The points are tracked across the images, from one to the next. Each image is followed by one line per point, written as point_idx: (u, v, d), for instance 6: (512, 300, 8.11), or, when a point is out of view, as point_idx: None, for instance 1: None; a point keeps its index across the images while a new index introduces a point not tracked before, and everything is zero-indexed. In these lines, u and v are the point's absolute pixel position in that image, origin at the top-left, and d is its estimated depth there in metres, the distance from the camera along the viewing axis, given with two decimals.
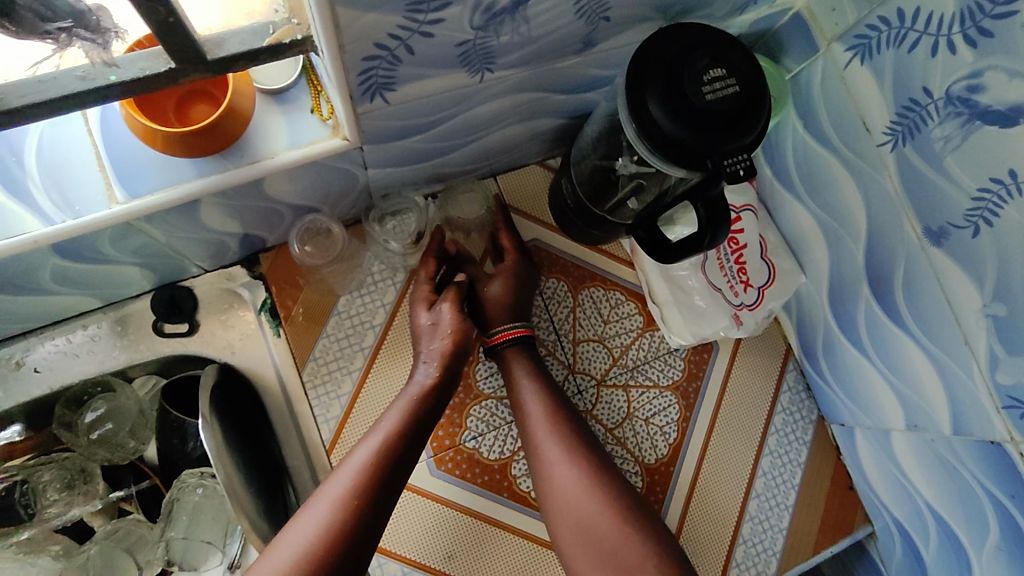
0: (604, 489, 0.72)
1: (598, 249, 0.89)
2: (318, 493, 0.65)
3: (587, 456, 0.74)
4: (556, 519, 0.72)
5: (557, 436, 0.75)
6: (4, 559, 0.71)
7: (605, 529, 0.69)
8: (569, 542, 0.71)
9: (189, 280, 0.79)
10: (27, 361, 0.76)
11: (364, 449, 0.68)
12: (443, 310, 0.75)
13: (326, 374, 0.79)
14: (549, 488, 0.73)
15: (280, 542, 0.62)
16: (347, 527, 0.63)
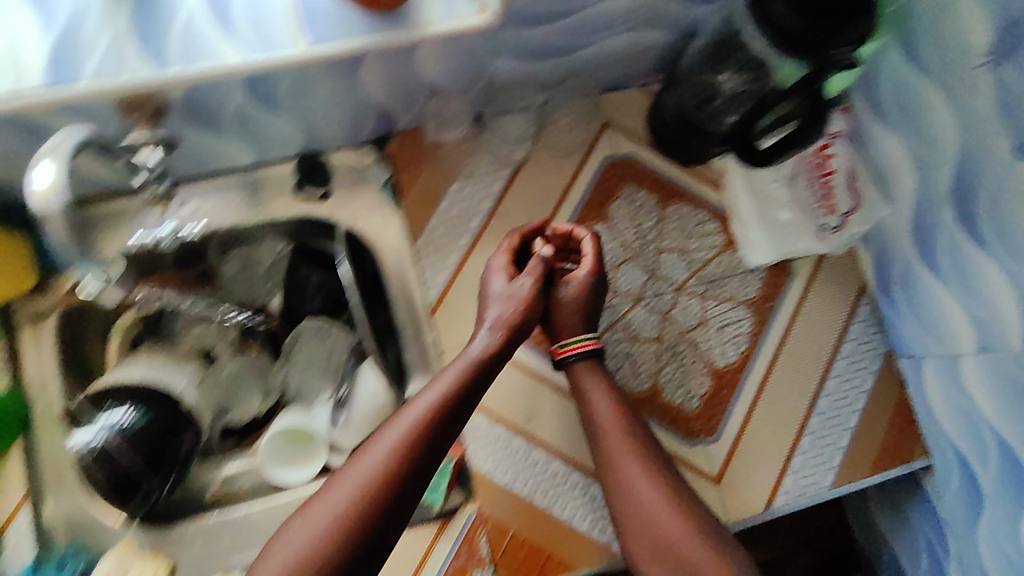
0: (679, 502, 0.76)
1: (689, 169, 0.95)
2: (370, 443, 0.66)
3: (659, 469, 0.78)
4: (630, 528, 0.76)
5: (632, 450, 0.79)
6: (157, 363, 0.82)
7: (680, 550, 0.73)
8: (645, 556, 0.74)
9: (326, 154, 0.90)
10: (188, 202, 0.86)
11: (424, 401, 0.69)
12: (522, 284, 0.80)
13: (436, 245, 0.89)
14: (626, 495, 0.77)
15: (329, 488, 0.64)
16: (397, 478, 0.64)
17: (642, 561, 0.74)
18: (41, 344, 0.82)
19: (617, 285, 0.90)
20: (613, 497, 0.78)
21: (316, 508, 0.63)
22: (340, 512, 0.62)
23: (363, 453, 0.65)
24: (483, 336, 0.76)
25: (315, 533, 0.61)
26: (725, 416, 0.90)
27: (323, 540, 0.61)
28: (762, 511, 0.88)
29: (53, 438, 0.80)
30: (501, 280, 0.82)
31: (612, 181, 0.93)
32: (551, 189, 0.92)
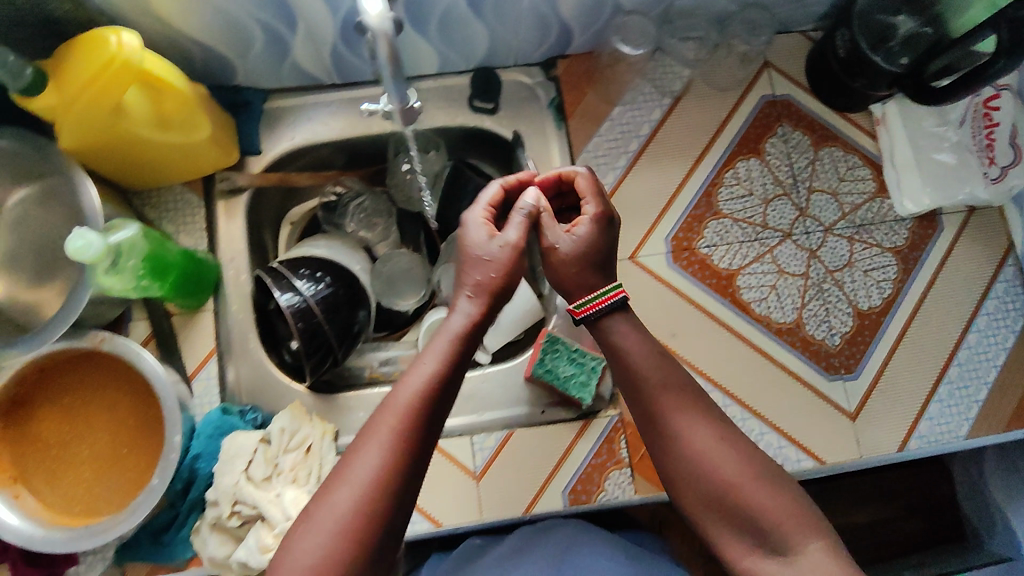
0: (735, 442, 0.65)
1: (844, 115, 0.96)
2: (359, 444, 0.58)
3: (709, 410, 0.67)
4: (682, 483, 0.65)
5: (681, 395, 0.67)
6: (334, 241, 0.90)
7: (742, 493, 0.62)
8: (699, 504, 0.64)
9: (497, 70, 0.94)
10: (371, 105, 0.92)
11: (412, 383, 0.61)
12: (505, 241, 0.68)
13: (595, 165, 0.92)
14: (676, 445, 0.66)
15: (325, 501, 0.56)
16: (395, 479, 0.57)
17: (696, 511, 0.64)
18: (233, 218, 0.88)
19: (768, 219, 0.93)
20: (662, 455, 0.67)
21: (316, 522, 0.56)
22: (343, 527, 0.55)
23: (355, 454, 0.58)
24: (461, 310, 0.65)
25: (320, 553, 0.54)
26: (866, 355, 0.91)
27: (331, 557, 0.54)
28: (896, 452, 0.89)
29: (239, 304, 0.87)
30: (477, 232, 0.69)
31: (769, 119, 0.95)
32: (709, 122, 0.94)
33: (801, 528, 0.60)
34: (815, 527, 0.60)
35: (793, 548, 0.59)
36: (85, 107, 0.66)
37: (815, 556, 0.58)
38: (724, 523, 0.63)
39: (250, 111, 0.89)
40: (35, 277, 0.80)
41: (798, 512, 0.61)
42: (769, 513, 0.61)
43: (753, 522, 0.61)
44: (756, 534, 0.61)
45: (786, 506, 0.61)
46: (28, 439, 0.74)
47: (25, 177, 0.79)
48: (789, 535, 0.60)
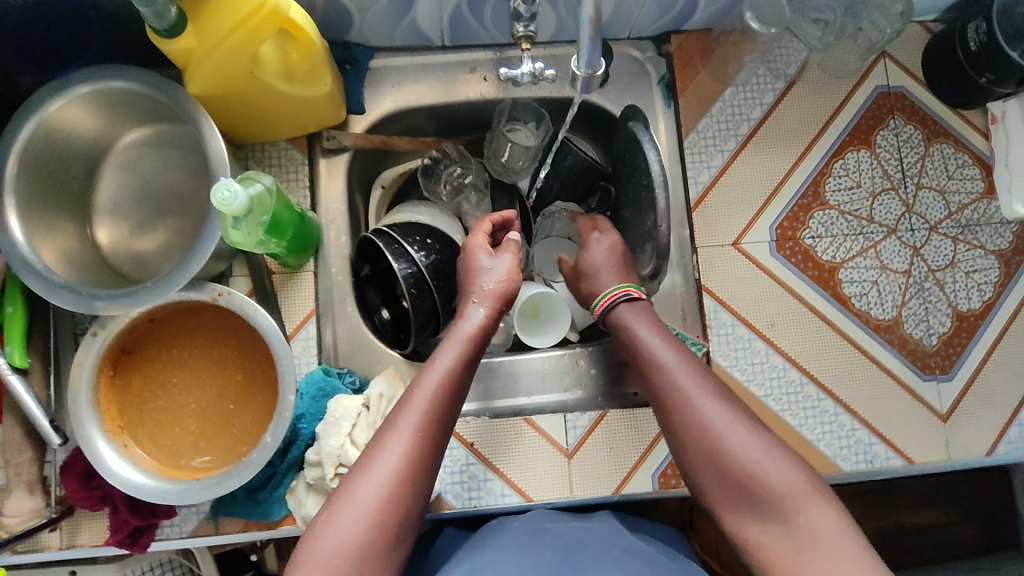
0: (740, 412, 0.66)
1: (958, 112, 0.94)
2: (384, 439, 0.63)
3: (718, 387, 0.69)
4: (687, 456, 0.66)
5: (690, 370, 0.70)
6: (434, 211, 0.89)
7: (745, 463, 0.62)
8: (704, 477, 0.65)
9: (608, 42, 0.92)
10: (479, 70, 0.91)
11: (430, 381, 0.66)
12: (503, 260, 0.78)
13: (703, 146, 0.90)
14: (682, 419, 0.67)
15: (352, 493, 0.60)
16: (416, 472, 0.62)
17: (702, 483, 0.65)
18: (334, 179, 0.88)
19: (873, 213, 0.91)
20: (671, 433, 0.68)
21: (343, 512, 0.59)
22: (371, 515, 0.59)
23: (380, 448, 0.62)
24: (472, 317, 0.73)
25: (351, 538, 0.58)
26: (961, 358, 0.90)
27: (358, 544, 0.58)
28: (984, 456, 0.88)
29: (339, 265, 0.87)
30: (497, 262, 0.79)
31: (882, 110, 0.93)
32: (821, 110, 0.92)
33: (802, 499, 0.60)
34: (817, 497, 0.60)
35: (793, 516, 0.59)
36: (224, 55, 0.65)
37: (816, 525, 0.58)
38: (729, 494, 0.63)
39: (357, 68, 0.87)
40: (145, 225, 0.79)
41: (803, 482, 0.61)
42: (772, 482, 0.61)
43: (756, 489, 0.61)
44: (758, 505, 0.61)
45: (790, 477, 0.61)
46: (136, 389, 0.74)
47: (137, 122, 0.77)
48: (790, 505, 0.60)
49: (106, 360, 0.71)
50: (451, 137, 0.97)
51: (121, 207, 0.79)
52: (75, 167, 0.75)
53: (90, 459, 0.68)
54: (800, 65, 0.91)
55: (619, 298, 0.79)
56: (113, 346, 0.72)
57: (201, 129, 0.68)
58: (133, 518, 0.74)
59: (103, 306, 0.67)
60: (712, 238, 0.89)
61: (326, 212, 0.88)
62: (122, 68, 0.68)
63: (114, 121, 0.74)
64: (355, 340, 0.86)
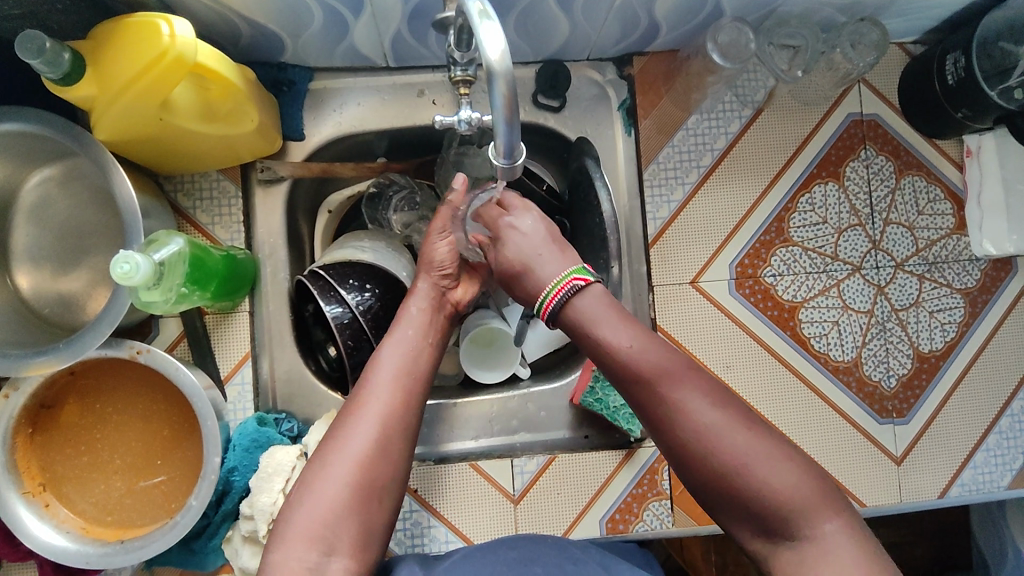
0: (735, 418, 0.54)
1: (933, 142, 0.89)
2: (354, 413, 0.61)
3: (711, 384, 0.56)
4: (679, 463, 0.56)
5: (674, 363, 0.56)
6: (381, 242, 0.85)
7: (747, 475, 0.52)
8: (699, 486, 0.56)
9: (567, 64, 0.87)
10: (428, 93, 0.85)
11: (394, 358, 0.66)
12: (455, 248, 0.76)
13: (663, 178, 0.86)
14: (668, 423, 0.55)
15: (324, 469, 0.58)
16: (393, 438, 0.61)
17: (699, 491, 0.56)
18: (271, 210, 0.83)
19: (838, 250, 0.87)
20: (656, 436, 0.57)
21: (317, 486, 0.57)
22: (347, 481, 0.57)
23: (352, 423, 0.60)
24: (421, 294, 0.74)
25: (328, 508, 0.56)
26: (920, 401, 0.88)
27: (336, 512, 0.56)
28: (936, 498, 0.87)
29: (277, 302, 0.83)
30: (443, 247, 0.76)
31: (853, 140, 0.88)
32: (788, 139, 0.87)
33: (813, 509, 0.51)
34: (827, 504, 0.52)
35: (798, 531, 0.52)
36: (128, 105, 0.59)
37: (826, 539, 0.51)
38: (731, 506, 0.54)
39: (294, 91, 0.81)
40: (66, 265, 0.74)
41: (812, 490, 0.52)
42: (776, 496, 0.52)
43: (757, 506, 0.52)
44: (763, 519, 0.53)
45: (797, 483, 0.52)
46: (59, 446, 0.71)
47: (45, 160, 0.72)
48: (798, 519, 0.51)
49: (24, 418, 0.68)
50: (403, 160, 0.92)
51: (37, 248, 0.74)
52: None
53: (8, 525, 0.65)
54: (768, 93, 0.87)
55: (571, 290, 0.62)
56: (31, 404, 0.68)
57: (113, 181, 0.64)
58: None
59: (14, 368, 0.64)
60: (670, 275, 0.86)
61: (264, 246, 0.83)
62: (16, 108, 0.63)
63: (20, 161, 0.69)
64: (294, 380, 0.82)
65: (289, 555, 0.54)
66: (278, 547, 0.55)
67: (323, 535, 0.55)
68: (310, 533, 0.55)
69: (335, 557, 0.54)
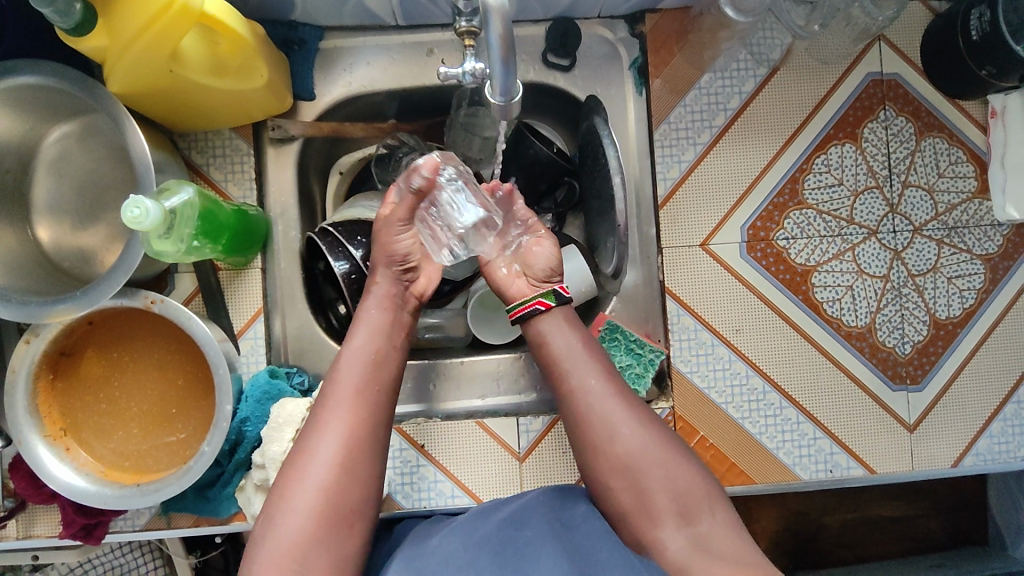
0: (649, 419, 0.65)
1: (956, 103, 0.87)
2: (311, 438, 0.60)
3: (622, 388, 0.67)
4: (592, 450, 0.64)
5: (597, 372, 0.67)
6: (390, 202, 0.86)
7: (650, 462, 0.62)
8: (608, 474, 0.63)
9: (577, 22, 0.86)
10: (437, 51, 0.85)
11: (349, 375, 0.64)
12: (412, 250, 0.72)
13: (674, 138, 0.85)
14: (591, 422, 0.65)
15: (287, 498, 0.58)
16: (354, 465, 0.60)
17: (604, 477, 0.63)
18: (283, 169, 0.84)
19: (854, 214, 0.85)
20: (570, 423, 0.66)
21: (281, 519, 0.57)
22: (314, 506, 0.57)
23: (309, 451, 0.60)
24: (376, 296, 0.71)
25: (293, 542, 0.56)
26: (936, 368, 0.86)
27: (306, 538, 0.56)
28: (950, 467, 0.86)
29: (288, 260, 0.85)
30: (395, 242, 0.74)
31: (872, 100, 0.86)
32: (805, 99, 0.85)
33: (711, 499, 0.61)
34: (718, 498, 0.62)
35: (700, 516, 0.60)
36: (137, 55, 0.61)
37: (717, 527, 0.60)
38: (632, 490, 0.62)
39: (305, 50, 0.82)
40: (86, 219, 0.76)
41: (705, 484, 0.62)
42: (679, 483, 0.61)
43: (664, 488, 0.61)
44: (670, 506, 0.61)
45: (694, 477, 0.62)
46: (79, 392, 0.74)
47: (63, 116, 0.73)
48: (699, 504, 0.61)
49: (45, 364, 0.71)
50: (413, 121, 0.92)
51: (59, 203, 0.76)
52: (6, 162, 0.72)
53: (31, 465, 0.68)
54: (785, 50, 0.85)
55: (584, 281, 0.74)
56: (52, 350, 0.71)
57: (125, 133, 0.65)
58: (82, 517, 0.75)
59: (36, 315, 0.66)
60: (680, 238, 0.85)
61: (276, 205, 0.85)
62: (32, 62, 0.64)
63: (38, 116, 0.71)
64: (305, 336, 0.84)
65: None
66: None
67: (296, 561, 0.55)
68: (283, 557, 0.55)
69: None
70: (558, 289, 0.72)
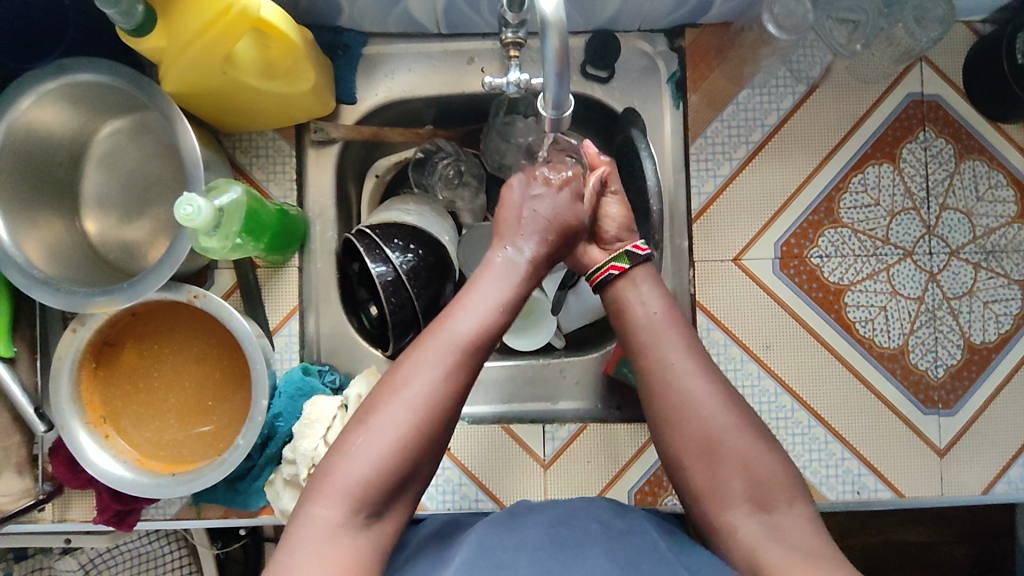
0: (733, 394, 0.62)
1: (998, 127, 0.86)
2: (418, 358, 0.56)
3: (708, 363, 0.63)
4: (676, 427, 0.61)
5: (686, 350, 0.63)
6: (427, 206, 0.88)
7: (733, 446, 0.59)
8: (688, 454, 0.60)
9: (616, 34, 0.87)
10: (478, 60, 0.86)
11: (474, 308, 0.60)
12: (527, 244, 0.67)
13: (710, 153, 0.85)
14: (672, 390, 0.61)
15: (380, 413, 0.54)
16: (455, 401, 0.56)
17: (681, 460, 0.61)
18: (322, 170, 0.86)
19: (890, 234, 0.85)
20: (657, 403, 0.62)
21: (370, 434, 0.53)
22: (400, 440, 0.53)
23: (415, 370, 0.56)
24: (522, 244, 0.67)
25: (375, 465, 0.53)
26: (969, 393, 0.85)
27: (385, 472, 0.53)
28: (980, 494, 0.84)
29: (324, 260, 0.86)
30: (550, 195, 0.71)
31: (912, 121, 0.85)
32: (843, 118, 0.85)
33: (792, 491, 0.58)
34: (800, 493, 0.58)
35: (779, 508, 0.57)
36: (194, 55, 0.62)
37: (796, 522, 0.56)
38: (716, 473, 0.59)
39: (348, 55, 0.83)
40: (131, 214, 0.78)
41: (789, 474, 0.59)
42: (758, 470, 0.58)
43: (739, 474, 0.58)
44: (747, 490, 0.58)
45: (778, 466, 0.59)
46: (119, 382, 0.76)
47: (115, 112, 0.76)
48: (778, 495, 0.57)
49: (88, 353, 0.73)
50: (449, 128, 0.94)
51: (107, 198, 0.79)
52: (59, 155, 0.74)
53: (72, 450, 0.70)
54: (824, 69, 0.85)
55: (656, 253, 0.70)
56: (96, 339, 0.73)
57: (176, 130, 0.67)
58: (117, 504, 0.76)
59: (82, 305, 0.68)
60: (711, 252, 0.85)
61: (314, 205, 0.86)
62: (90, 59, 0.66)
63: (93, 112, 0.74)
64: (338, 335, 0.86)
65: (330, 502, 0.52)
66: (318, 493, 0.53)
67: (367, 494, 0.53)
68: (357, 485, 0.52)
69: (378, 520, 0.54)
70: (630, 249, 0.69)
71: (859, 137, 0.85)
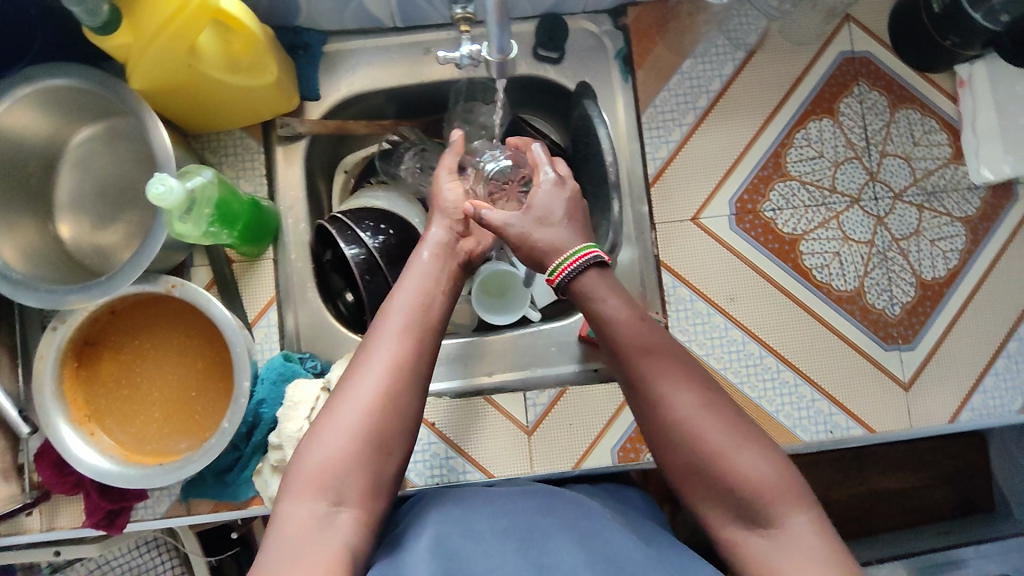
0: (720, 402, 0.60)
1: (926, 77, 0.92)
2: (363, 360, 0.60)
3: (692, 376, 0.61)
4: (668, 451, 0.60)
5: (666, 372, 0.60)
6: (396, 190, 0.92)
7: (722, 464, 0.57)
8: (679, 474, 0.59)
9: (564, 18, 0.92)
10: (434, 50, 0.90)
11: (409, 304, 0.64)
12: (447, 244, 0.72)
13: (661, 120, 0.89)
14: (655, 412, 0.60)
15: (333, 416, 0.58)
16: (404, 389, 0.59)
17: (679, 485, 0.60)
18: (290, 165, 0.89)
19: (836, 183, 0.90)
20: (645, 429, 0.62)
21: (324, 432, 0.57)
22: (356, 432, 0.57)
23: (361, 370, 0.59)
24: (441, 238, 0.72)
25: (333, 458, 0.56)
26: (926, 328, 0.89)
27: (346, 463, 0.56)
28: (945, 424, 0.87)
29: (299, 251, 0.88)
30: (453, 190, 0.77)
31: (845, 77, 0.91)
32: (782, 79, 0.90)
33: (787, 499, 0.55)
34: (797, 499, 0.55)
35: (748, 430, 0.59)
36: (160, 49, 0.65)
37: (797, 530, 0.54)
38: (710, 492, 0.58)
39: (309, 53, 0.87)
40: (106, 218, 0.80)
41: (779, 480, 0.56)
42: (748, 481, 0.56)
43: (728, 490, 0.57)
44: (739, 506, 0.56)
45: (770, 474, 0.56)
46: (100, 380, 0.77)
47: (85, 119, 0.78)
48: (767, 507, 0.55)
49: (69, 352, 0.74)
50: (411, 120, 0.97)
51: (81, 204, 0.81)
52: (31, 164, 0.76)
53: (57, 447, 0.71)
54: (760, 35, 0.91)
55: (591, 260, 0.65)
56: (76, 338, 0.75)
57: (146, 125, 0.69)
58: (105, 502, 0.77)
59: (61, 302, 0.69)
60: (670, 214, 0.89)
61: (285, 199, 0.89)
62: (61, 64, 0.69)
63: (64, 119, 0.76)
64: (317, 323, 0.88)
65: (297, 500, 0.54)
66: (288, 495, 0.55)
67: (329, 485, 0.55)
68: (319, 478, 0.55)
69: (343, 508, 0.55)
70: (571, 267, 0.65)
71: (799, 95, 0.90)
